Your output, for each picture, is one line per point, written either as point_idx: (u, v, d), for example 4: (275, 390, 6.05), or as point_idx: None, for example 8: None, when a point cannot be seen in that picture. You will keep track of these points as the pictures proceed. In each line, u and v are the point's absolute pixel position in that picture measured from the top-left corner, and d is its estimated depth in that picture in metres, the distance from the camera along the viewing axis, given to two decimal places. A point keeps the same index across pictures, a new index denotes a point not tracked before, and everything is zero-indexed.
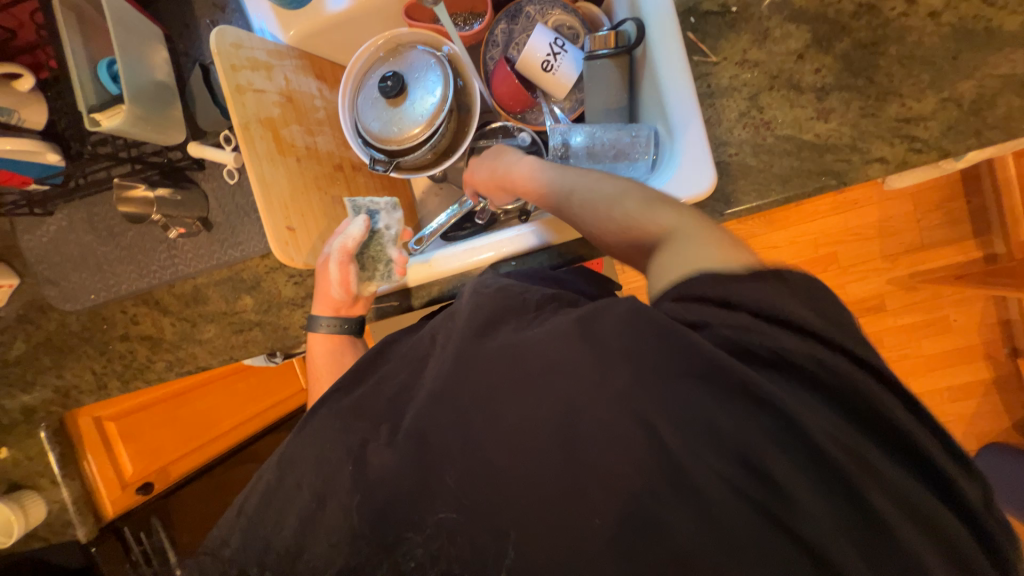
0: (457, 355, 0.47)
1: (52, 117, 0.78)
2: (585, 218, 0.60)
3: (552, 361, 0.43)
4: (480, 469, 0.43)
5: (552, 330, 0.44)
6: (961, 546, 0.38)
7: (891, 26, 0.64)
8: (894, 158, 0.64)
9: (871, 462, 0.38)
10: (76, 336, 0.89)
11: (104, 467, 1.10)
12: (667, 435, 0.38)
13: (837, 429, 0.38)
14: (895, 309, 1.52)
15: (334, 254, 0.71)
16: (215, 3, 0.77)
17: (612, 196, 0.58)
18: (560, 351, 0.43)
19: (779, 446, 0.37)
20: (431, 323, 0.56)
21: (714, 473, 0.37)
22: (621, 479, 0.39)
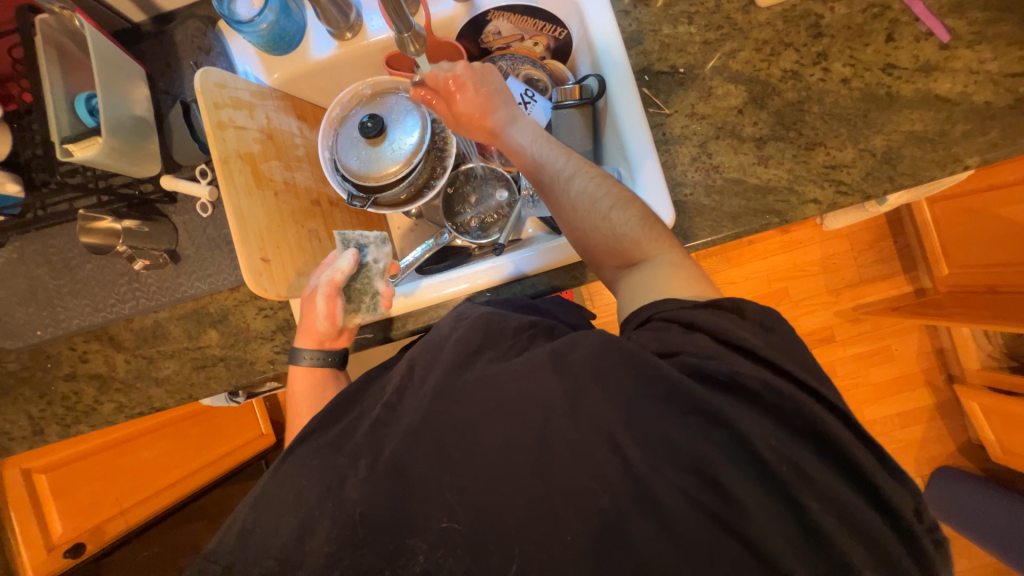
0: (441, 380, 0.50)
1: (16, 149, 0.77)
2: (566, 206, 0.65)
3: (528, 388, 0.47)
4: (455, 495, 0.44)
5: (527, 363, 0.49)
6: (890, 545, 0.42)
7: (813, 89, 0.74)
8: (825, 199, 0.73)
9: (806, 470, 0.42)
10: (14, 376, 0.83)
11: (27, 525, 0.99)
12: (631, 452, 0.43)
13: (781, 446, 0.43)
14: (843, 340, 1.63)
15: (321, 286, 0.70)
16: (199, 47, 0.80)
17: (577, 177, 0.65)
18: (539, 378, 0.47)
19: (729, 459, 0.42)
20: (409, 354, 0.57)
21: (673, 485, 0.42)
22: (592, 499, 0.42)
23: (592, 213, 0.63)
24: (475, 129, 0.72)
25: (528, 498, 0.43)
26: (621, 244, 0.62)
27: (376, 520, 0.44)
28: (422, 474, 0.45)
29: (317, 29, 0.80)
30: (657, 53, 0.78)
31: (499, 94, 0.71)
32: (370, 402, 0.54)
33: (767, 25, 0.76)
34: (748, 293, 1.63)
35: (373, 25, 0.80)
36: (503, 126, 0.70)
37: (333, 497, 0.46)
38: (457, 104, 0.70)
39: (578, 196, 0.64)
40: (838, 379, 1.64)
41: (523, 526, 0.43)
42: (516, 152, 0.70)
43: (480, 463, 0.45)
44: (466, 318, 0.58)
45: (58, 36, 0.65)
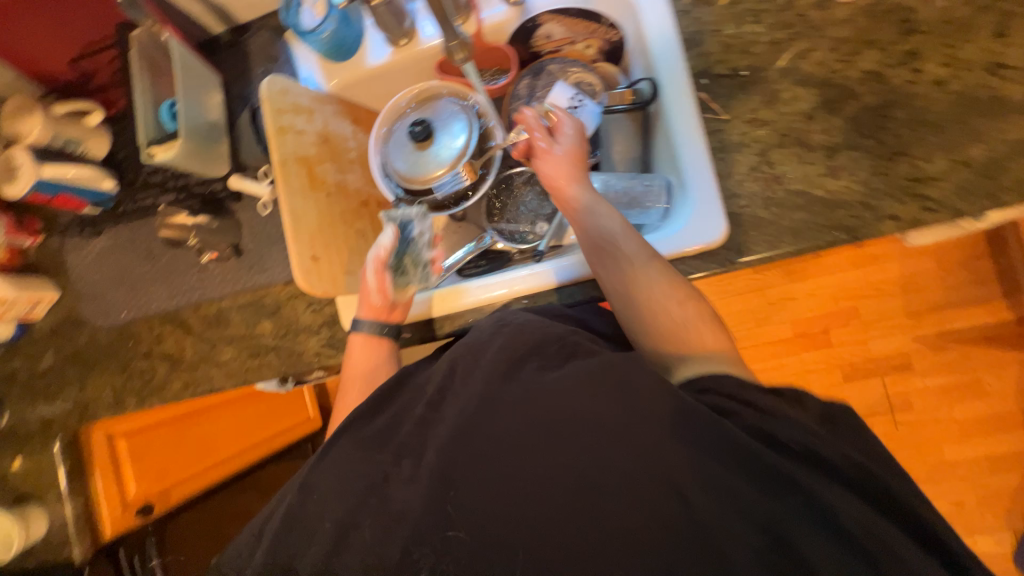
0: (484, 395, 0.48)
1: (113, 149, 0.87)
2: (619, 257, 0.62)
3: (565, 408, 0.45)
4: (501, 524, 0.44)
5: (579, 385, 0.46)
6: None
7: (898, 91, 0.67)
8: (908, 216, 0.65)
9: (878, 532, 0.40)
10: (102, 351, 0.93)
11: (109, 484, 1.07)
12: (695, 500, 0.41)
13: (850, 506, 0.41)
14: (922, 369, 1.46)
15: (370, 264, 0.73)
16: (268, 56, 0.85)
17: (637, 234, 0.64)
18: (582, 397, 0.45)
19: (801, 517, 0.40)
20: (449, 355, 0.55)
21: (740, 540, 0.40)
22: (649, 543, 0.41)
23: (647, 271, 0.60)
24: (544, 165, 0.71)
25: (567, 516, 0.43)
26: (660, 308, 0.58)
27: (404, 518, 0.46)
28: (459, 475, 0.46)
29: (373, 37, 0.83)
30: (717, 54, 0.73)
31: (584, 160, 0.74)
32: (401, 404, 0.54)
33: (846, 23, 0.69)
34: (811, 310, 1.50)
35: (426, 32, 0.81)
36: (577, 174, 0.69)
37: (376, 494, 0.48)
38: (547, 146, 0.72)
39: (636, 251, 0.62)
40: (915, 413, 1.47)
41: (561, 542, 0.42)
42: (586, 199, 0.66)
43: (517, 476, 0.44)
44: (505, 326, 0.55)
45: (149, 51, 0.73)
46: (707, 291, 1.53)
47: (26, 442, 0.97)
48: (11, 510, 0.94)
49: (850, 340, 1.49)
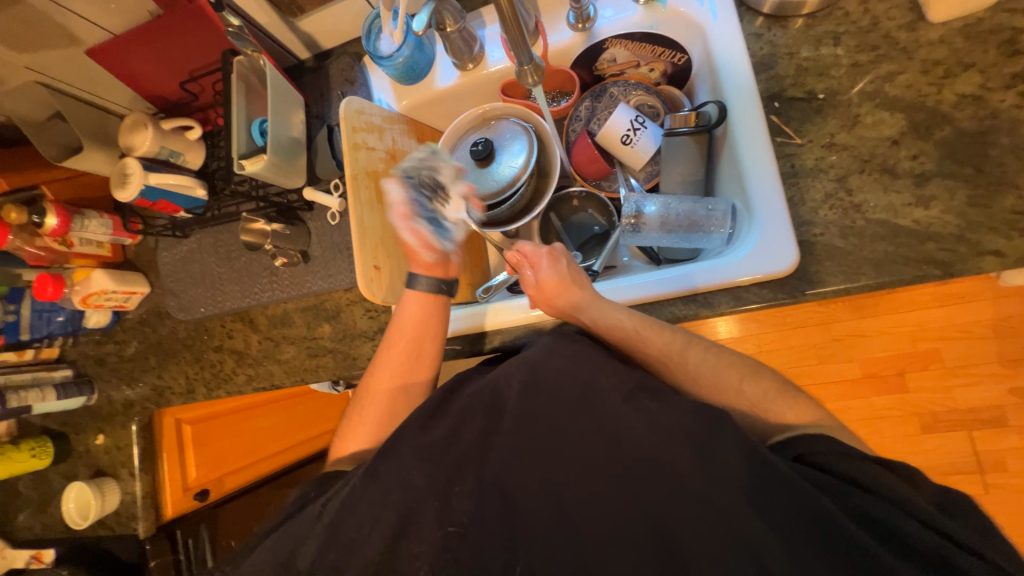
0: (543, 421, 0.50)
1: (207, 160, 0.96)
2: (655, 345, 0.63)
3: (626, 429, 0.48)
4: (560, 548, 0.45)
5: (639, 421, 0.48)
6: None
7: (1002, 117, 0.61)
8: (1013, 252, 0.58)
9: None
10: (180, 342, 1.02)
11: (173, 468, 1.14)
12: (757, 549, 0.41)
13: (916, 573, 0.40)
14: (1020, 425, 1.29)
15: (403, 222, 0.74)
16: (347, 78, 0.92)
17: (654, 326, 0.64)
18: (641, 421, 0.49)
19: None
20: (502, 367, 0.58)
21: None
22: None
23: (679, 347, 0.62)
24: (557, 303, 0.67)
25: (628, 528, 0.45)
26: (699, 379, 0.61)
27: (459, 517, 0.48)
28: (519, 480, 0.48)
29: (443, 62, 0.87)
30: (791, 77, 0.70)
31: (571, 262, 0.70)
32: (453, 415, 0.55)
33: (939, 44, 0.65)
34: (884, 350, 1.38)
35: (493, 56, 0.84)
36: (586, 304, 0.66)
37: (438, 497, 0.49)
38: (543, 276, 0.68)
39: (663, 346, 0.63)
40: (1010, 476, 1.29)
41: (621, 552, 0.44)
42: (607, 328, 0.65)
43: (574, 485, 0.47)
44: (563, 346, 0.59)
45: (247, 74, 0.81)
46: (764, 324, 1.44)
47: (109, 421, 1.07)
48: (92, 482, 1.02)
49: (931, 386, 1.35)
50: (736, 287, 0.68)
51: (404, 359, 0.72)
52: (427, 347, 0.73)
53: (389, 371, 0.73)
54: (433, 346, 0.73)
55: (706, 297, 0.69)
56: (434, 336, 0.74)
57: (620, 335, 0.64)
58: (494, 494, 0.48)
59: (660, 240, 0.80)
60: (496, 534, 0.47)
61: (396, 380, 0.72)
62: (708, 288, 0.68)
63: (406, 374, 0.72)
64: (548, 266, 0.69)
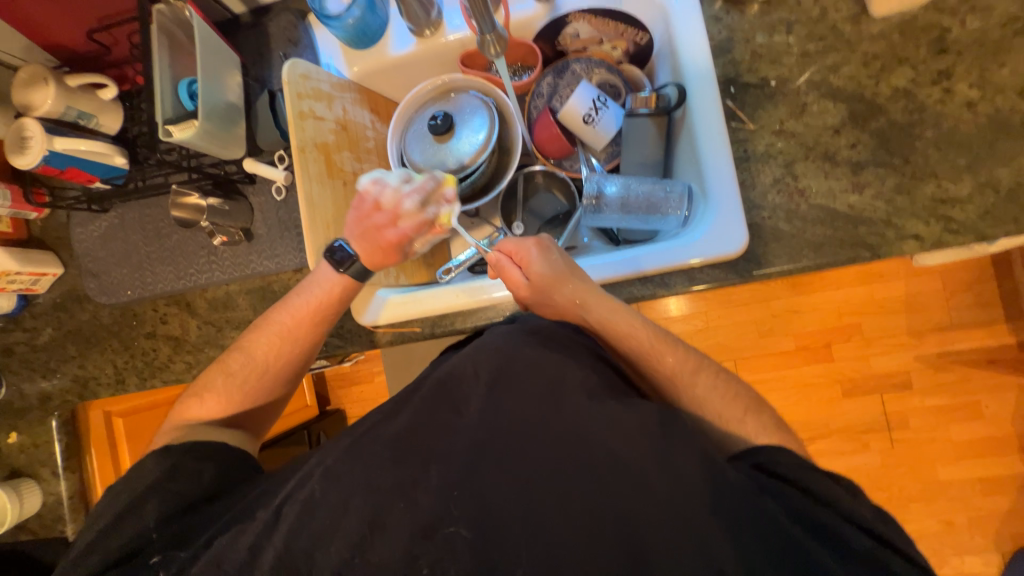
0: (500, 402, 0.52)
1: (126, 125, 0.85)
2: (671, 366, 0.63)
3: (590, 419, 0.50)
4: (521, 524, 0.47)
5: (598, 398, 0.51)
6: None
7: (928, 111, 0.66)
8: (930, 236, 0.65)
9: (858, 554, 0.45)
10: (105, 329, 0.92)
11: (105, 464, 1.04)
12: (703, 516, 0.45)
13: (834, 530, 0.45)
14: (922, 388, 1.46)
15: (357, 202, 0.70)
16: (289, 38, 0.84)
17: (677, 346, 0.64)
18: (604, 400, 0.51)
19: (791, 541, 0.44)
20: (470, 351, 0.60)
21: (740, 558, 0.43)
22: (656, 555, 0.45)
23: (694, 369, 0.63)
24: (552, 298, 0.67)
25: (594, 511, 0.47)
26: (662, 372, 0.63)
27: (425, 513, 0.48)
28: (485, 465, 0.49)
29: (397, 26, 0.81)
30: (746, 63, 0.72)
31: (561, 254, 0.70)
32: (416, 402, 0.55)
33: (880, 38, 0.68)
34: (815, 324, 1.50)
35: (452, 23, 0.80)
36: (587, 299, 0.66)
37: (402, 499, 0.49)
38: (535, 271, 0.67)
39: (683, 365, 0.63)
40: (911, 432, 1.47)
41: (588, 534, 0.46)
42: (621, 336, 0.65)
43: (541, 470, 0.49)
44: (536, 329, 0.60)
45: (170, 26, 0.72)
46: (712, 301, 1.53)
47: (22, 417, 0.96)
48: (6, 484, 0.92)
49: (852, 356, 1.49)
50: (690, 268, 0.70)
51: (291, 328, 0.71)
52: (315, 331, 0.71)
53: (280, 331, 0.70)
54: (322, 324, 0.71)
55: (662, 278, 0.72)
56: (327, 318, 0.71)
57: (623, 341, 0.65)
58: (461, 481, 0.49)
59: (620, 221, 0.81)
60: (461, 518, 0.48)
61: (281, 350, 0.70)
62: (667, 268, 0.70)
63: (289, 347, 0.70)
64: (539, 259, 0.67)
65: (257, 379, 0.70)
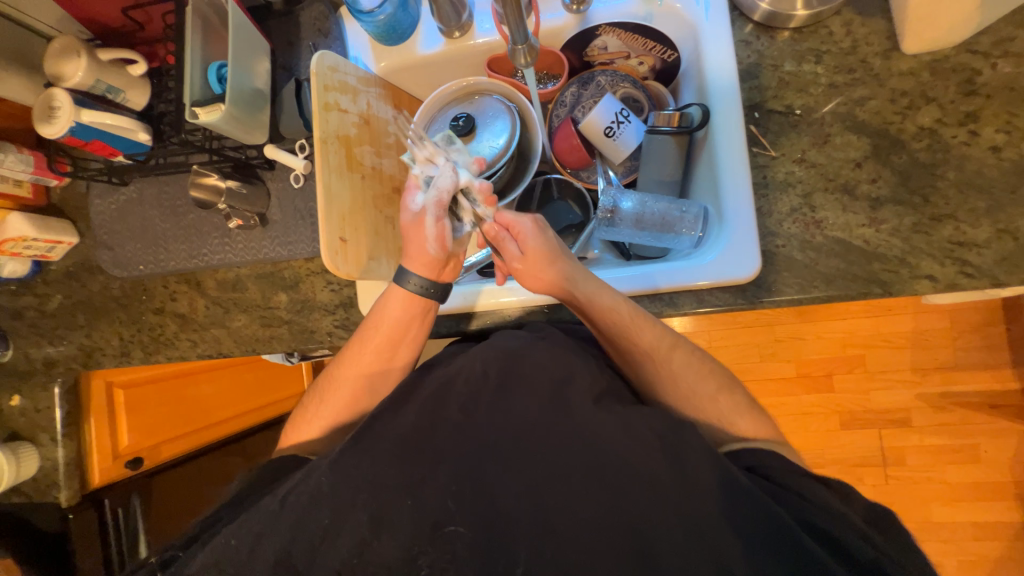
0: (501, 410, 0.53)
1: (152, 102, 0.86)
2: (675, 386, 0.62)
3: (597, 429, 0.51)
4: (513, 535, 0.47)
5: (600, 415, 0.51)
6: None
7: (952, 152, 0.66)
8: (944, 277, 0.64)
9: None
10: (115, 301, 0.93)
11: (103, 435, 1.05)
12: (694, 542, 0.45)
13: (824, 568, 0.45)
14: (922, 426, 1.45)
15: (430, 209, 0.65)
16: (320, 29, 0.85)
17: (685, 363, 0.63)
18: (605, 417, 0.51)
19: None
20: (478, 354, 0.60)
21: None
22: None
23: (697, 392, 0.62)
24: (543, 273, 0.65)
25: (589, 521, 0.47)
26: (639, 347, 0.63)
27: (430, 508, 0.50)
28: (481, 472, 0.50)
29: (428, 25, 0.82)
30: (773, 89, 0.72)
31: (555, 236, 0.69)
32: (422, 400, 0.57)
33: (909, 75, 0.68)
34: (819, 353, 1.49)
35: (482, 27, 0.80)
36: (576, 276, 0.65)
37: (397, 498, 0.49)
38: (530, 245, 0.66)
39: (688, 388, 0.62)
40: (907, 470, 1.46)
41: (588, 543, 0.47)
42: (601, 308, 0.63)
43: (547, 474, 0.50)
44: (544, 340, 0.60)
45: (204, 9, 0.72)
46: (716, 321, 1.52)
47: (26, 381, 0.97)
48: (5, 446, 0.93)
49: (854, 388, 1.48)
50: (700, 290, 0.70)
51: (383, 343, 0.69)
52: (402, 350, 0.70)
53: (370, 346, 0.69)
54: (410, 339, 0.70)
55: (671, 297, 0.72)
56: (413, 336, 0.70)
57: (613, 318, 0.63)
58: (467, 480, 0.51)
59: (633, 236, 0.81)
60: (466, 517, 0.49)
61: (374, 364, 0.69)
62: (676, 288, 0.70)
63: (378, 370, 0.70)
64: (534, 235, 0.67)
65: (352, 392, 0.69)
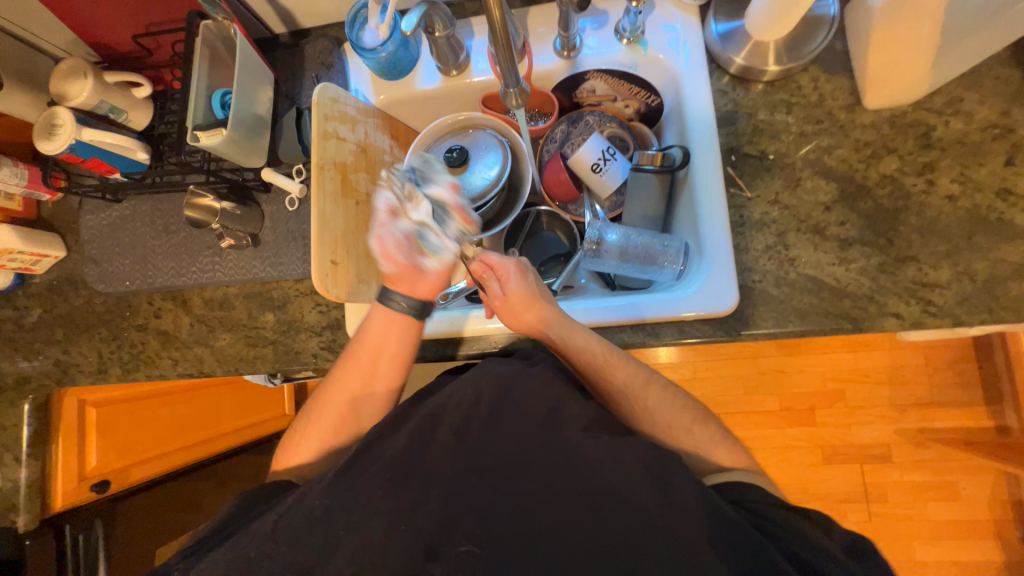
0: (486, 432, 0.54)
1: (154, 123, 0.89)
2: (654, 417, 0.63)
3: (590, 454, 0.51)
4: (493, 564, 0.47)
5: (583, 443, 0.52)
6: None
7: (913, 199, 0.70)
8: (910, 316, 0.68)
9: None
10: (96, 316, 0.92)
11: (70, 456, 1.02)
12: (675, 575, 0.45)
13: None
14: (901, 462, 1.47)
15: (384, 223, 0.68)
16: (323, 62, 0.88)
17: (665, 393, 0.65)
18: (588, 445, 0.52)
19: None
20: (470, 380, 0.60)
21: None
22: None
23: (678, 422, 0.63)
24: (524, 317, 0.67)
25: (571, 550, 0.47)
26: (614, 384, 0.64)
27: (421, 538, 0.49)
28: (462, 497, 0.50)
29: (426, 63, 0.86)
30: (748, 136, 0.77)
31: (538, 278, 0.70)
32: (417, 421, 0.56)
33: (871, 127, 0.73)
34: (800, 387, 1.52)
35: (478, 67, 0.85)
36: (554, 319, 0.66)
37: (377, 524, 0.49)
38: (511, 289, 0.68)
39: (670, 418, 0.63)
40: (888, 506, 1.46)
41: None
42: (576, 349, 0.65)
43: (541, 500, 0.50)
44: (531, 366, 0.61)
45: (214, 40, 0.76)
46: (701, 352, 1.55)
47: None
48: None
49: (835, 423, 1.50)
50: (682, 321, 0.73)
51: (368, 363, 0.69)
52: (385, 371, 0.69)
53: (355, 370, 0.69)
54: (397, 360, 0.69)
55: (654, 327, 0.74)
56: (396, 354, 0.69)
57: (592, 361, 0.64)
58: (459, 508, 0.51)
59: (618, 267, 0.83)
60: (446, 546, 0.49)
61: (357, 385, 0.69)
62: (660, 319, 0.72)
63: (362, 393, 0.69)
64: (516, 279, 0.68)
65: (336, 417, 0.68)
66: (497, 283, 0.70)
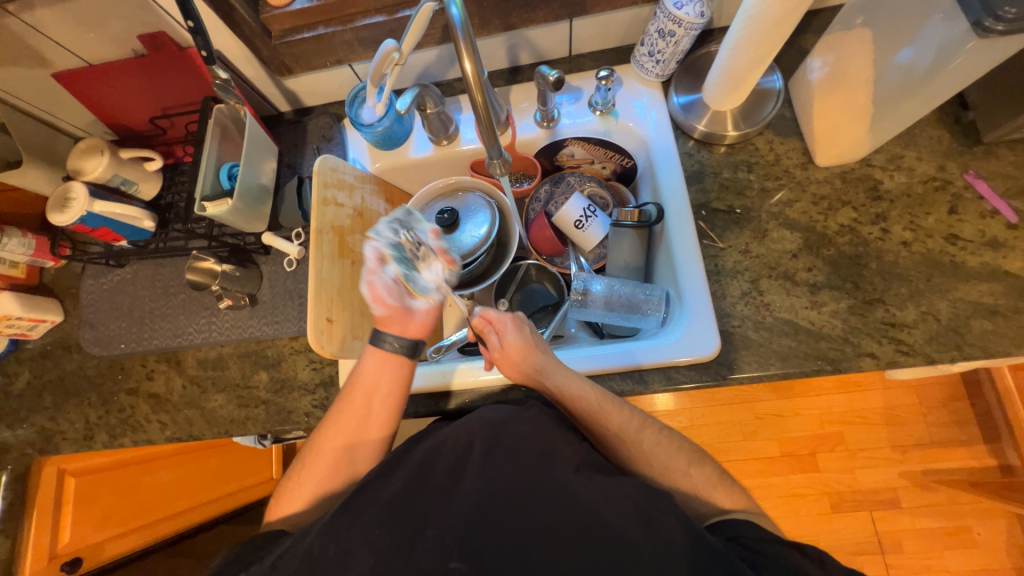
0: (479, 482, 0.54)
1: (162, 193, 0.94)
2: (648, 466, 0.63)
3: (584, 496, 0.52)
4: None
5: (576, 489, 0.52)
6: None
7: (871, 246, 0.76)
8: (884, 355, 0.71)
9: None
10: (87, 381, 0.92)
11: (42, 531, 0.97)
12: None
13: None
14: (911, 507, 1.43)
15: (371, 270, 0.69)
16: (324, 135, 0.96)
17: (657, 439, 0.65)
18: (580, 492, 0.52)
19: None
20: (462, 430, 0.60)
21: None
22: None
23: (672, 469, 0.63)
24: (522, 367, 0.68)
25: None
26: (610, 430, 0.65)
27: None
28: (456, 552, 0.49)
29: (419, 135, 0.95)
30: (715, 192, 0.84)
31: (533, 329, 0.73)
32: (410, 468, 0.57)
33: (825, 182, 0.81)
34: (797, 431, 1.51)
35: (466, 137, 0.93)
36: (550, 369, 0.68)
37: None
38: (508, 341, 0.70)
39: (663, 466, 0.63)
40: (904, 557, 1.40)
41: None
42: (572, 397, 0.66)
43: (536, 545, 0.49)
44: (521, 414, 0.62)
45: (225, 121, 0.83)
46: (695, 398, 1.55)
47: None
48: None
49: (838, 468, 1.47)
50: (669, 368, 0.75)
51: (360, 406, 0.69)
52: (377, 414, 0.69)
53: (348, 413, 0.68)
54: (389, 403, 0.69)
55: (642, 375, 0.75)
56: (389, 395, 0.69)
57: (589, 408, 0.65)
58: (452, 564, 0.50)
59: (604, 317, 0.86)
60: None
61: (347, 429, 0.68)
62: (648, 366, 0.74)
63: (354, 438, 0.68)
64: (513, 331, 0.70)
65: (326, 466, 0.67)
66: (495, 335, 0.72)
